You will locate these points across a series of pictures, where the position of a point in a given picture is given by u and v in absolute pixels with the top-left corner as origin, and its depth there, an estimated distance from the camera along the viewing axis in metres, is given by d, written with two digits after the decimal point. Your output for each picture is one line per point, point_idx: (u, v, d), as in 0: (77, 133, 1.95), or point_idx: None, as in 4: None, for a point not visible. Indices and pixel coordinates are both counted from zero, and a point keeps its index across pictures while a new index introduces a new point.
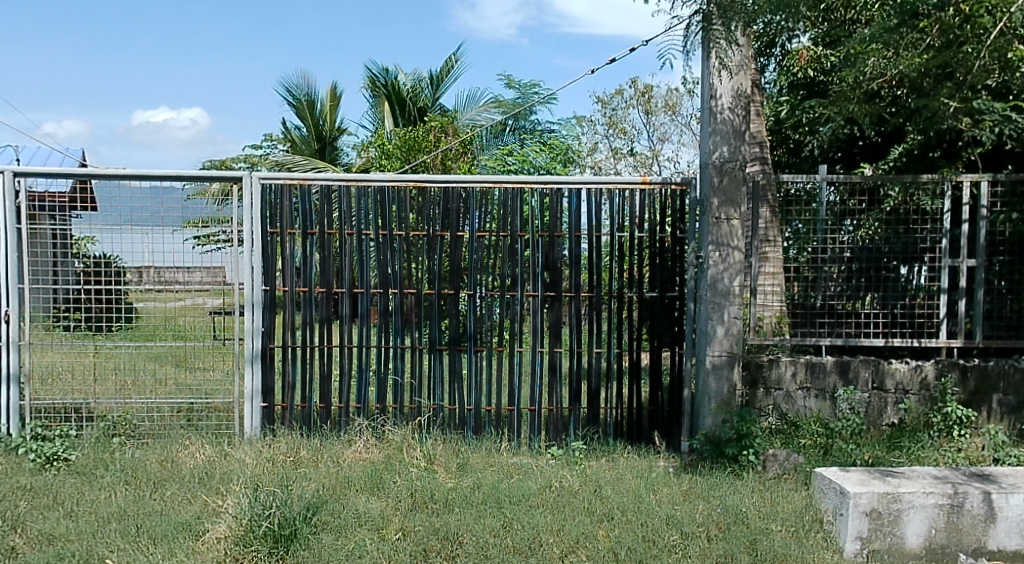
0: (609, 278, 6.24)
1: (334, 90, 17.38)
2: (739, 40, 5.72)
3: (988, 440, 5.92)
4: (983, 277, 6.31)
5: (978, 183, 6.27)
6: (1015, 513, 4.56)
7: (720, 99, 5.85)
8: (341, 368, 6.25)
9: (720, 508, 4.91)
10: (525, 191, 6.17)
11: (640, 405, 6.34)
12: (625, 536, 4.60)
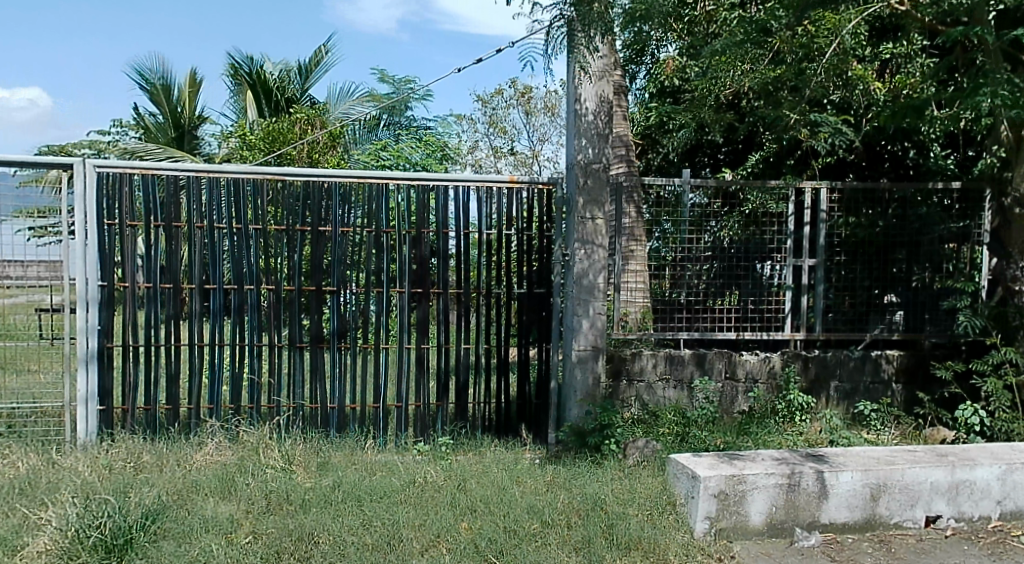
0: (477, 275, 6.39)
1: (194, 76, 16.86)
2: (600, 47, 5.99)
3: (824, 425, 6.46)
4: (823, 275, 6.81)
5: (818, 190, 6.75)
6: (845, 489, 4.97)
7: (585, 102, 6.10)
8: (190, 368, 6.13)
9: (580, 496, 5.13)
10: (391, 188, 6.24)
11: (508, 398, 6.52)
12: (487, 528, 4.73)
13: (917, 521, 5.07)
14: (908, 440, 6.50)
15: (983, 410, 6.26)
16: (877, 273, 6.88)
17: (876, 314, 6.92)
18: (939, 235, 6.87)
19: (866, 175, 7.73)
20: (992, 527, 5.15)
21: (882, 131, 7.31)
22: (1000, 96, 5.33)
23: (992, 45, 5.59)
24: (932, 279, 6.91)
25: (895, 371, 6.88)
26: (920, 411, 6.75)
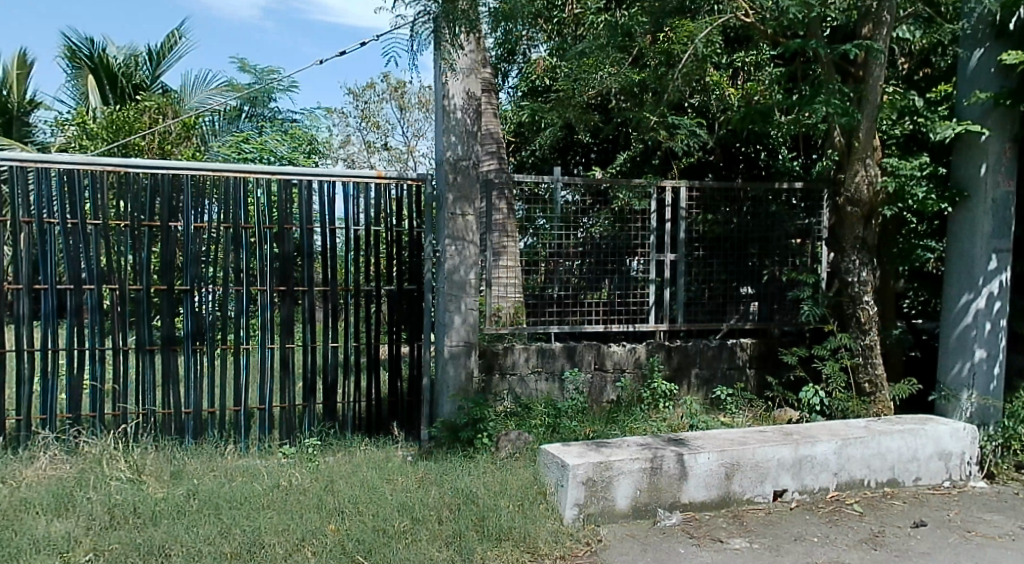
0: (345, 273, 6.35)
1: (24, 60, 15.86)
2: (465, 45, 6.16)
3: (686, 410, 6.81)
4: (684, 268, 7.14)
5: (677, 189, 7.06)
6: (702, 469, 5.25)
7: (453, 98, 6.22)
8: (18, 377, 5.73)
9: (451, 491, 5.18)
10: (250, 183, 6.10)
11: (378, 397, 6.53)
12: (354, 528, 4.70)
13: (766, 496, 5.41)
14: (759, 422, 6.87)
15: (823, 391, 6.68)
16: (734, 266, 7.29)
17: (734, 305, 7.31)
18: (787, 230, 7.38)
19: (723, 175, 8.13)
20: (831, 498, 5.56)
21: (736, 135, 7.77)
22: (833, 104, 5.82)
23: (825, 57, 6.00)
24: (781, 272, 7.39)
25: (749, 358, 7.28)
26: (771, 395, 7.20)
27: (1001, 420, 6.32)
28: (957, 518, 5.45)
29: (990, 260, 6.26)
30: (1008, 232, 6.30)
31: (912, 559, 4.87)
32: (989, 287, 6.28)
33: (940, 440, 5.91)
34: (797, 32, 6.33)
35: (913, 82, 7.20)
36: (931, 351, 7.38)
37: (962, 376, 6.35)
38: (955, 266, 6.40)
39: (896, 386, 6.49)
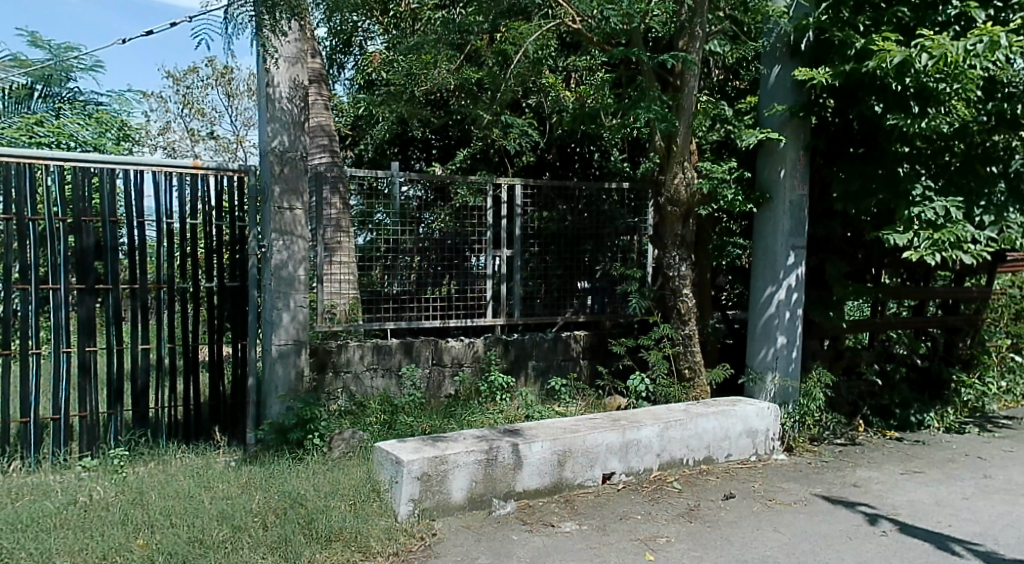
0: (156, 269, 6.11)
1: None
2: (288, 32, 6.07)
3: (521, 402, 6.93)
4: (520, 264, 7.32)
5: (512, 187, 7.23)
6: (536, 458, 5.43)
7: (278, 86, 6.08)
8: None
9: (278, 495, 5.00)
10: (37, 169, 5.68)
11: (198, 402, 6.34)
12: (166, 541, 4.50)
13: (595, 479, 5.66)
14: (592, 409, 7.08)
15: (649, 378, 6.98)
16: (567, 263, 7.54)
17: (568, 298, 7.57)
18: (618, 227, 7.71)
19: (560, 174, 8.38)
20: (653, 477, 5.88)
21: (572, 134, 8.11)
22: (653, 111, 6.13)
23: (646, 66, 6.32)
24: (608, 267, 7.69)
25: (582, 349, 7.55)
26: (602, 384, 7.43)
27: (798, 399, 6.88)
28: (760, 488, 5.89)
29: (789, 257, 6.79)
30: (803, 231, 6.85)
31: (722, 528, 5.23)
32: (789, 281, 6.81)
33: (749, 420, 6.37)
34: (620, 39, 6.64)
35: (726, 95, 7.71)
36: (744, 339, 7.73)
37: (767, 359, 6.85)
38: (760, 261, 6.89)
39: (712, 371, 6.91)
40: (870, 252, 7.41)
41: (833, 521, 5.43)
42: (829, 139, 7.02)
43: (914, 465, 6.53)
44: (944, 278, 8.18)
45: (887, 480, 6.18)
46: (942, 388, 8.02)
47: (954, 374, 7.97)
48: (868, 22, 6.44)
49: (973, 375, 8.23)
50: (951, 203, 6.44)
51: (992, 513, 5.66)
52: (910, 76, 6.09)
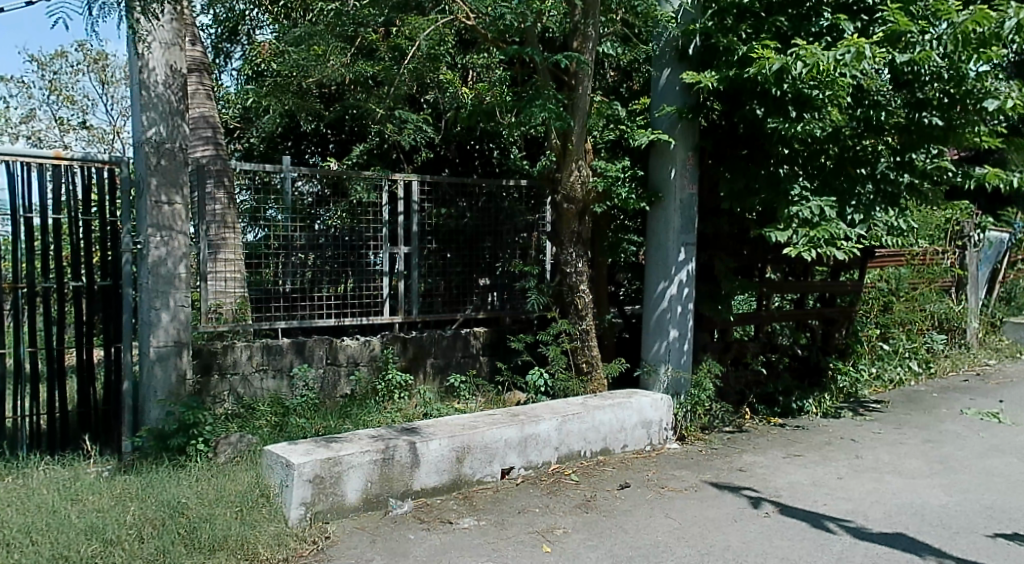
0: (13, 267, 5.83)
1: None
2: (163, 14, 5.86)
3: (420, 400, 6.99)
4: (418, 260, 7.29)
5: (409, 182, 7.19)
6: (433, 456, 5.42)
7: (153, 70, 5.89)
8: None
9: (156, 505, 4.82)
10: None
11: (63, 410, 6.04)
12: (26, 559, 4.30)
13: (494, 475, 5.70)
14: (492, 404, 7.19)
15: (548, 373, 7.06)
16: (466, 259, 7.56)
17: (467, 295, 7.58)
18: (517, 224, 7.75)
19: (459, 171, 8.42)
20: (552, 470, 5.96)
21: (469, 132, 8.11)
22: (549, 109, 6.19)
23: (540, 65, 6.40)
24: (503, 263, 7.74)
25: (482, 345, 7.56)
26: (501, 379, 7.49)
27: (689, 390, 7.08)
28: (653, 477, 6.05)
29: (680, 253, 6.99)
30: (693, 228, 7.06)
31: (616, 517, 5.35)
32: (679, 276, 7.02)
33: (643, 411, 6.53)
34: (514, 38, 6.69)
35: (618, 95, 7.83)
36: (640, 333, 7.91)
37: (660, 353, 7.05)
38: (652, 257, 7.07)
39: (608, 366, 7.06)
40: (755, 248, 7.69)
41: (721, 504, 5.63)
42: (716, 141, 7.24)
43: (795, 449, 6.83)
44: (822, 273, 8.57)
45: (771, 463, 6.44)
46: (820, 375, 8.48)
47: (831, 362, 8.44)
48: (750, 30, 6.73)
49: (849, 363, 8.66)
50: (824, 203, 6.71)
51: (863, 491, 5.98)
52: (787, 82, 6.36)
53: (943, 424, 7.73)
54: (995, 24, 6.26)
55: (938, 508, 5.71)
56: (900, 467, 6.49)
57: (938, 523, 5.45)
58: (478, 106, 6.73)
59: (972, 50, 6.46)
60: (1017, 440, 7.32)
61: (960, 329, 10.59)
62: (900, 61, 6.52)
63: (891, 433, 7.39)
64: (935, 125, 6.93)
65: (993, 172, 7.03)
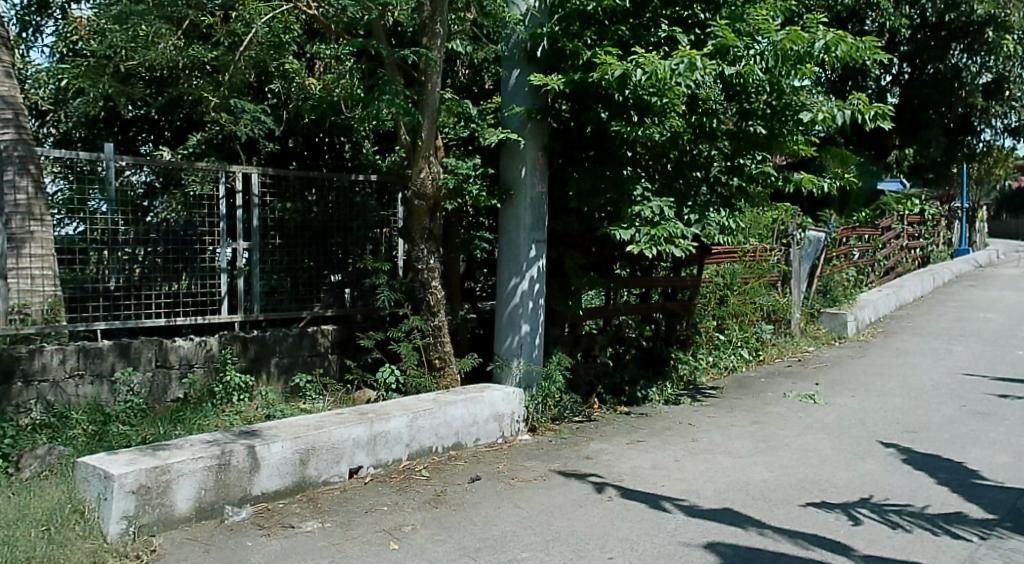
0: None
1: None
2: None
3: (261, 402, 6.75)
4: (260, 256, 7.06)
5: (248, 174, 6.95)
6: (274, 459, 5.27)
7: None
8: None
9: None
10: None
11: None
12: None
13: (341, 475, 5.61)
14: (340, 404, 7.03)
15: (400, 369, 7.00)
16: (314, 255, 7.38)
17: (316, 292, 7.42)
18: (369, 221, 7.63)
19: (307, 163, 8.19)
20: (403, 468, 5.93)
21: (319, 124, 7.87)
22: (396, 105, 6.13)
23: (388, 59, 6.32)
24: (353, 258, 7.60)
25: (330, 344, 7.43)
26: (350, 378, 7.32)
27: (541, 382, 7.19)
28: (503, 469, 6.12)
29: (531, 249, 7.10)
30: (542, 225, 7.18)
31: (467, 511, 5.37)
32: (530, 272, 7.13)
33: (494, 405, 6.59)
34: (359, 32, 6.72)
35: (471, 94, 7.84)
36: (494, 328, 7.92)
37: (512, 347, 7.13)
38: (504, 254, 7.15)
39: (461, 361, 7.05)
40: (603, 246, 7.89)
41: (567, 492, 5.75)
42: (564, 142, 7.40)
43: (638, 435, 7.08)
44: (665, 268, 8.90)
45: (615, 450, 6.65)
46: (662, 365, 8.83)
47: (673, 352, 8.85)
48: (594, 36, 6.98)
49: (689, 353, 9.12)
50: (664, 203, 6.98)
51: (698, 471, 6.27)
52: (629, 88, 6.58)
53: (768, 406, 8.23)
54: (807, 44, 6.75)
55: (760, 482, 6.07)
56: (731, 448, 6.86)
57: (760, 497, 5.80)
58: (325, 98, 6.70)
59: (791, 66, 6.91)
60: (829, 418, 7.89)
61: (785, 319, 11.29)
62: (729, 73, 6.91)
63: (724, 417, 7.78)
64: (759, 134, 7.38)
65: (809, 179, 7.57)
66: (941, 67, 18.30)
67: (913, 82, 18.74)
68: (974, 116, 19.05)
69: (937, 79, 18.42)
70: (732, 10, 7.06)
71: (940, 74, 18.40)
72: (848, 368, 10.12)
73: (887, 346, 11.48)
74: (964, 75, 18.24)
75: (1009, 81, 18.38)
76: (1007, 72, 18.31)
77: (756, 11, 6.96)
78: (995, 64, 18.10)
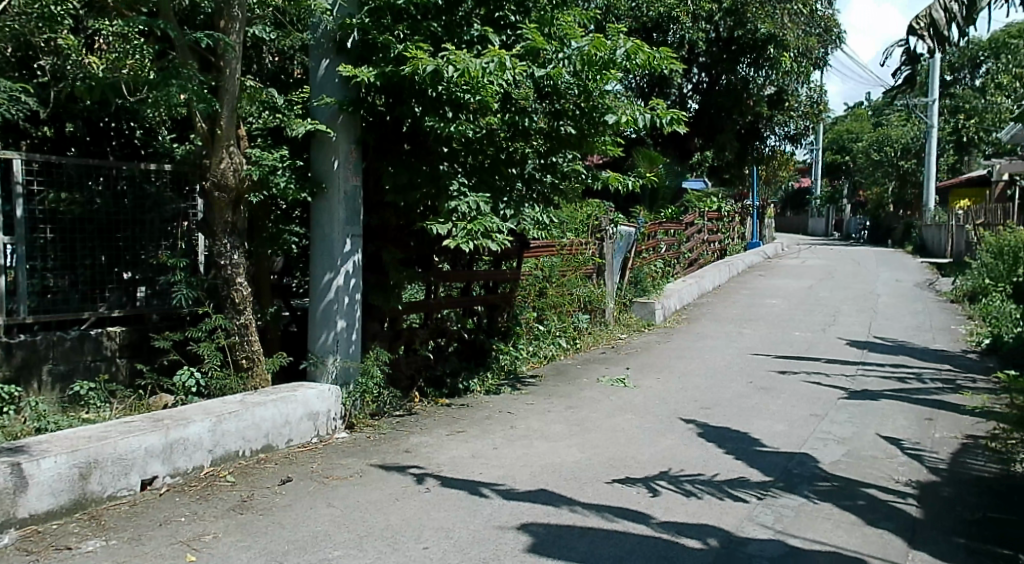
0: None
1: None
2: None
3: (30, 414, 6.20)
4: (26, 252, 6.43)
5: (10, 161, 6.31)
6: (46, 476, 4.86)
7: None
8: None
9: None
10: None
11: None
12: None
13: (131, 488, 5.27)
14: (130, 412, 6.67)
15: (199, 371, 6.69)
16: (98, 251, 6.83)
17: (102, 289, 6.88)
18: (164, 213, 7.14)
19: (91, 150, 7.27)
20: (204, 475, 5.67)
21: (103, 107, 7.08)
22: (189, 89, 5.86)
23: (177, 41, 6.05)
24: (145, 252, 7.08)
25: (118, 347, 6.92)
26: (141, 383, 6.93)
27: (358, 378, 7.07)
28: (318, 468, 5.99)
29: (345, 244, 6.98)
30: (357, 219, 7.08)
31: (274, 513, 5.22)
32: (345, 267, 7.01)
33: (308, 403, 6.44)
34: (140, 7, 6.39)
35: (279, 81, 7.58)
36: (307, 326, 7.72)
37: (327, 343, 6.96)
38: (316, 249, 6.98)
39: (269, 360, 6.85)
40: (421, 240, 7.85)
41: (384, 487, 5.69)
42: (379, 137, 7.27)
43: (457, 426, 7.11)
44: (485, 262, 8.93)
45: (434, 442, 6.65)
46: (485, 357, 8.87)
47: (494, 342, 8.87)
48: (406, 30, 6.89)
49: (510, 344, 9.22)
50: (480, 199, 7.06)
51: (514, 457, 6.38)
52: (442, 84, 6.57)
53: (582, 391, 8.48)
54: (610, 51, 7.05)
55: (572, 463, 6.25)
56: (546, 433, 7.01)
57: (571, 477, 5.97)
58: (103, 78, 6.21)
59: (596, 71, 7.21)
60: (636, 399, 8.23)
61: (600, 309, 11.66)
62: (539, 74, 7.13)
63: (540, 403, 7.96)
64: (571, 134, 7.60)
65: (615, 177, 7.90)
66: (732, 79, 19.59)
67: (710, 91, 20.03)
68: (761, 123, 20.90)
69: (729, 90, 19.75)
70: (540, 14, 7.29)
71: (731, 85, 19.69)
72: (655, 352, 10.59)
73: (691, 331, 12.11)
74: (752, 88, 19.64)
75: (788, 94, 19.79)
76: (786, 85, 19.68)
77: (564, 16, 7.21)
78: (775, 77, 19.43)
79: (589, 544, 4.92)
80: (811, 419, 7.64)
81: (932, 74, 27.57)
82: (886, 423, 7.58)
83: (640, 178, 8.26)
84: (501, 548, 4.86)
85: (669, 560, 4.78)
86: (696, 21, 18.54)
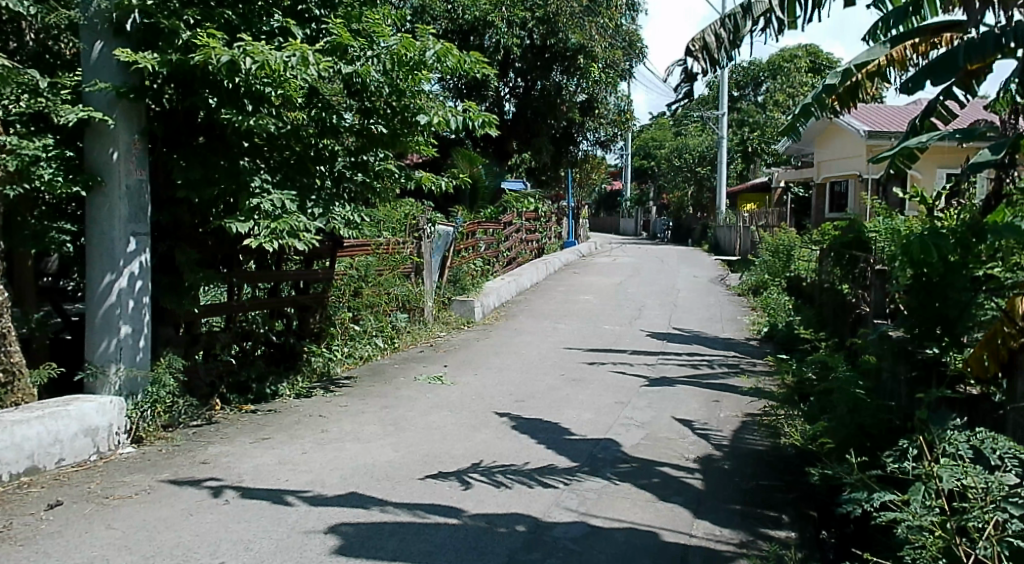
0: None
1: None
2: None
3: None
4: None
5: None
6: None
7: None
8: None
9: None
10: None
11: None
12: None
13: None
14: None
15: None
16: None
17: None
18: None
19: None
20: None
21: None
22: None
23: None
24: None
25: None
26: None
27: (146, 388, 6.63)
28: (95, 489, 5.54)
29: (129, 243, 6.53)
30: (142, 216, 6.64)
31: (39, 543, 4.75)
32: (128, 268, 6.55)
33: (83, 417, 5.95)
34: None
35: (44, 63, 6.69)
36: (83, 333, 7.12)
37: (109, 351, 6.47)
38: (93, 249, 6.47)
39: (35, 372, 6.25)
40: (221, 240, 7.43)
41: (172, 503, 5.32)
42: (167, 127, 6.90)
43: (263, 433, 6.79)
44: (295, 262, 8.66)
45: (236, 451, 6.31)
46: (295, 360, 8.55)
47: (306, 344, 8.55)
48: (197, 16, 6.44)
49: (323, 346, 8.89)
50: (285, 197, 6.77)
51: (323, 461, 6.16)
52: (240, 75, 6.25)
53: (398, 390, 8.34)
54: (420, 51, 6.95)
55: (385, 463, 6.10)
56: (359, 434, 6.83)
57: (382, 477, 5.82)
58: None
59: (407, 72, 7.12)
60: (452, 396, 8.18)
61: (419, 308, 11.54)
62: (346, 71, 6.83)
63: (355, 405, 7.75)
64: (381, 132, 7.45)
65: (428, 176, 7.81)
66: (546, 85, 20.02)
67: (527, 96, 20.35)
68: (574, 128, 21.36)
69: (544, 96, 20.16)
70: (347, 10, 7.23)
71: (546, 90, 20.10)
72: (472, 349, 10.60)
73: (508, 328, 12.22)
74: (565, 94, 20.11)
75: (598, 101, 20.40)
76: (597, 94, 20.25)
77: (372, 14, 7.09)
78: (586, 86, 20.00)
79: (397, 542, 4.80)
80: (616, 406, 7.86)
81: (722, 89, 29.38)
82: (680, 406, 7.91)
83: (452, 178, 8.22)
84: (305, 554, 4.66)
85: (477, 551, 4.75)
86: (510, 26, 18.85)
